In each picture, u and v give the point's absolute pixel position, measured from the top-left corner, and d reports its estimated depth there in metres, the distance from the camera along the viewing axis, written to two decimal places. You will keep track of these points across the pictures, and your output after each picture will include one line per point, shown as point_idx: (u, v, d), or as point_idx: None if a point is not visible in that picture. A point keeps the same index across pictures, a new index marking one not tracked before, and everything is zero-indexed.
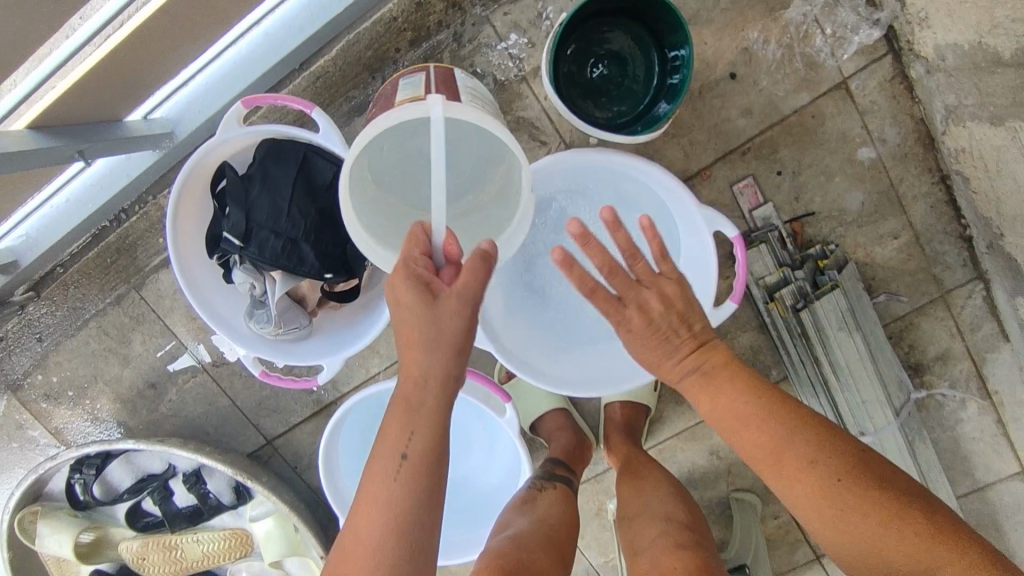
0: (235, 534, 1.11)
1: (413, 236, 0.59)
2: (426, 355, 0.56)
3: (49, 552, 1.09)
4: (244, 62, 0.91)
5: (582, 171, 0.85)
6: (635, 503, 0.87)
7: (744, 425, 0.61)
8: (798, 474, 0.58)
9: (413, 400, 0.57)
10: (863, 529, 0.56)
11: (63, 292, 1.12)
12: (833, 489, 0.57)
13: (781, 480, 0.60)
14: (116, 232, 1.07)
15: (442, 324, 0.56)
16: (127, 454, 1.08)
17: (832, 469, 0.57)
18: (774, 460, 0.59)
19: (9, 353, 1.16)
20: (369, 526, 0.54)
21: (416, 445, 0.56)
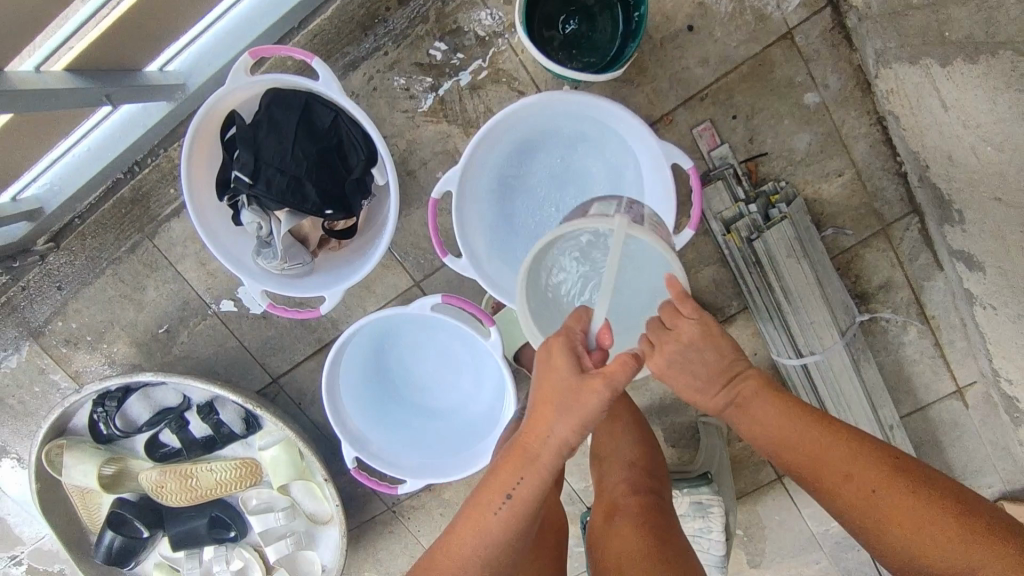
0: (245, 464, 1.20)
1: (576, 316, 0.69)
2: (559, 412, 0.66)
3: (74, 483, 1.18)
4: (247, 20, 1.00)
5: (555, 113, 0.94)
6: (608, 441, 0.96)
7: (790, 450, 0.67)
8: (836, 487, 0.64)
9: (529, 450, 0.68)
10: (907, 532, 0.61)
11: (81, 242, 1.21)
12: (867, 498, 0.62)
13: (828, 493, 0.65)
14: (130, 183, 1.17)
15: (584, 398, 0.65)
16: (146, 388, 1.19)
17: (865, 481, 0.63)
18: (817, 475, 0.65)
19: (31, 302, 1.25)
20: (477, 535, 0.68)
21: (522, 488, 0.67)
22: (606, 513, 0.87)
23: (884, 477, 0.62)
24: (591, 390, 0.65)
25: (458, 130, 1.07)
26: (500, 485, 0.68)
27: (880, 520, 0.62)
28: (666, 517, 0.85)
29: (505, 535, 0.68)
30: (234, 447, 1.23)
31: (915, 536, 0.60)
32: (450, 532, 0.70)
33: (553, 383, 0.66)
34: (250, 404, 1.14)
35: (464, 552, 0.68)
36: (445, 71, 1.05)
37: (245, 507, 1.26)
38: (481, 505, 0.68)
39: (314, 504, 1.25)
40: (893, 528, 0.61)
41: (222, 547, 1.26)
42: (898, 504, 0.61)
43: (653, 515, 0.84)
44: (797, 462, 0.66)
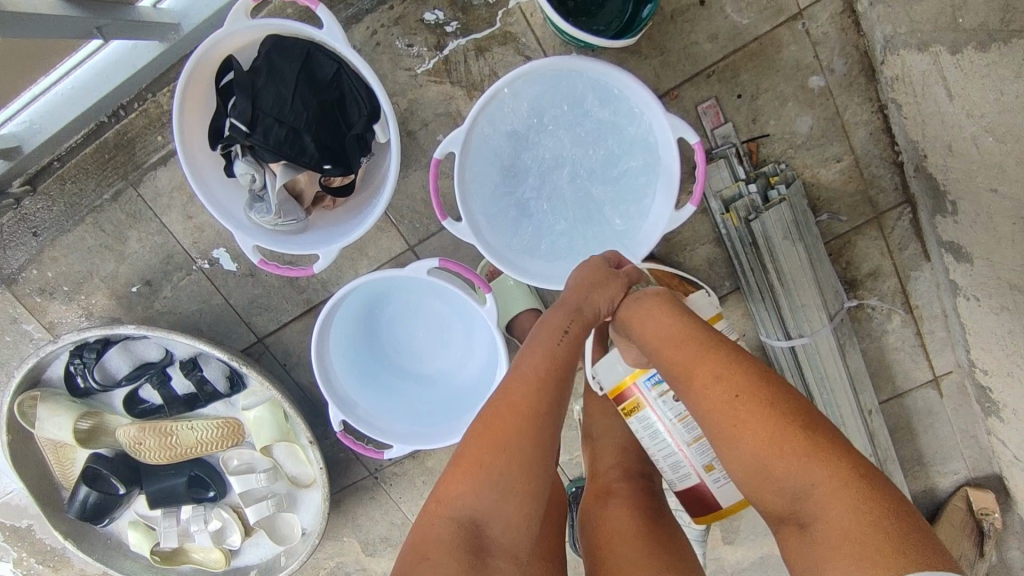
0: (228, 423, 1.18)
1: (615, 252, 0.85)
2: (601, 292, 0.76)
3: (48, 436, 1.15)
4: None
5: (576, 71, 0.91)
6: (602, 421, 0.97)
7: (669, 345, 0.69)
8: (703, 391, 0.66)
9: (581, 304, 0.75)
10: (757, 444, 0.62)
11: (60, 188, 1.16)
12: (729, 401, 0.64)
13: (692, 391, 0.67)
14: (114, 128, 1.12)
15: (616, 290, 0.77)
16: (126, 341, 1.14)
17: (733, 387, 0.64)
18: (686, 373, 0.67)
19: (5, 247, 1.20)
20: (535, 369, 0.71)
21: (574, 328, 0.74)
22: (596, 495, 0.87)
23: (753, 389, 0.63)
24: (621, 287, 0.77)
25: (461, 92, 1.05)
26: (553, 328, 0.74)
27: (731, 423, 0.64)
28: (660, 499, 0.87)
29: (565, 364, 0.73)
30: (217, 406, 1.20)
31: (767, 448, 0.62)
32: (507, 377, 0.72)
33: (593, 271, 0.78)
34: (236, 362, 1.12)
35: (532, 381, 0.70)
36: (450, 30, 1.02)
37: (225, 469, 1.22)
38: (540, 345, 0.73)
39: (296, 467, 1.23)
40: (752, 441, 0.62)
41: (200, 508, 1.24)
42: (759, 414, 0.62)
43: (646, 498, 0.86)
44: (675, 361, 0.68)
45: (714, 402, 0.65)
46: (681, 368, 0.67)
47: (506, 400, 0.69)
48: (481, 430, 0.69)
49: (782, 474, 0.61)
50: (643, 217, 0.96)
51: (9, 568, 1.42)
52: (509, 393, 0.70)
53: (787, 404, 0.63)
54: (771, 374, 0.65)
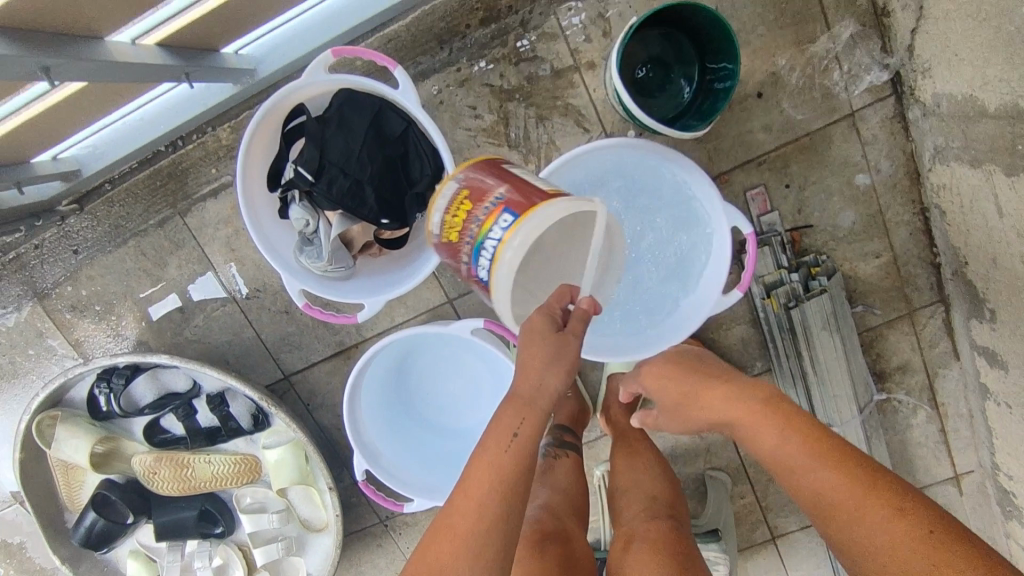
0: (246, 459, 1.16)
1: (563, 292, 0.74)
2: (547, 368, 0.69)
3: (63, 457, 1.14)
4: (335, 15, 0.99)
5: (647, 157, 0.94)
6: (628, 478, 0.97)
7: (763, 429, 0.71)
8: (804, 479, 0.65)
9: (527, 395, 0.69)
10: (874, 533, 0.58)
11: (107, 210, 1.17)
12: (832, 486, 0.63)
13: (797, 483, 0.66)
14: (170, 157, 1.13)
15: (564, 353, 0.70)
16: (155, 369, 1.14)
17: (845, 472, 0.63)
18: (785, 460, 0.68)
19: (43, 262, 1.20)
20: (478, 483, 0.64)
21: (525, 428, 0.67)
22: (625, 541, 0.87)
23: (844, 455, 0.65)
24: (575, 347, 0.71)
25: (517, 156, 1.07)
26: (502, 430, 0.67)
27: (841, 511, 0.61)
28: (689, 546, 0.85)
29: (514, 470, 0.65)
30: (237, 441, 1.18)
31: (883, 539, 0.58)
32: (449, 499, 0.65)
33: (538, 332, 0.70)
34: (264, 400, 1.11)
35: (477, 497, 0.63)
36: (513, 96, 1.05)
37: (236, 506, 1.20)
38: (488, 447, 0.66)
39: (310, 510, 1.20)
40: (873, 528, 0.59)
41: (206, 543, 1.21)
42: (869, 500, 0.60)
43: (675, 540, 0.84)
44: (772, 452, 0.69)
45: (820, 488, 0.64)
46: (761, 439, 0.71)
47: (444, 524, 0.62)
48: (436, 536, 0.62)
49: (905, 564, 0.56)
50: (681, 308, 0.98)
51: None
52: (450, 513, 0.63)
53: (868, 462, 0.64)
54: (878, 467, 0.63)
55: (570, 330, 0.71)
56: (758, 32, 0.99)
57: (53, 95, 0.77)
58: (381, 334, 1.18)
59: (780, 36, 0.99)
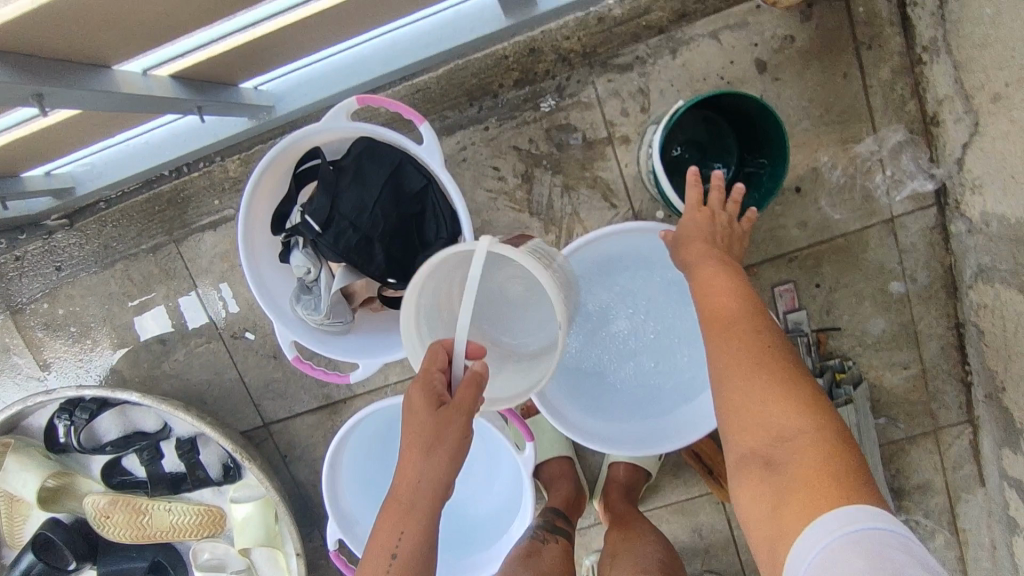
0: (210, 511, 1.07)
1: (435, 356, 0.65)
2: (422, 465, 0.64)
3: (9, 489, 1.04)
4: (366, 61, 0.94)
5: None
6: (621, 547, 0.88)
7: (705, 292, 0.66)
8: (725, 332, 0.62)
9: (405, 502, 0.65)
10: (767, 379, 0.57)
11: (98, 229, 1.11)
12: (751, 338, 0.60)
13: (719, 337, 0.62)
14: (172, 183, 1.08)
15: (444, 439, 0.64)
16: (125, 405, 1.06)
17: (766, 340, 0.60)
18: (712, 317, 0.64)
19: (23, 275, 1.14)
20: None
21: (405, 545, 0.63)
22: None
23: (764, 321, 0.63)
24: (457, 429, 0.64)
25: (538, 223, 1.02)
26: (381, 547, 0.64)
27: (748, 358, 0.59)
28: None
29: None
30: (201, 491, 1.09)
31: (768, 386, 0.57)
32: None
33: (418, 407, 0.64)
34: (236, 451, 1.02)
35: None
36: (540, 162, 1.00)
37: (191, 561, 1.10)
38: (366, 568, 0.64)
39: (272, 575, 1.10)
40: (764, 377, 0.57)
41: None
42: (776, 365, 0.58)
43: None
44: (706, 310, 0.65)
45: (731, 345, 0.61)
46: (694, 248, 0.70)
47: None
48: None
49: (775, 418, 0.55)
50: (697, 401, 0.91)
51: None
52: None
53: (774, 342, 0.61)
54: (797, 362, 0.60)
55: (453, 403, 0.64)
56: (802, 125, 0.95)
57: (42, 120, 0.71)
58: (371, 392, 1.10)
59: (824, 133, 0.95)
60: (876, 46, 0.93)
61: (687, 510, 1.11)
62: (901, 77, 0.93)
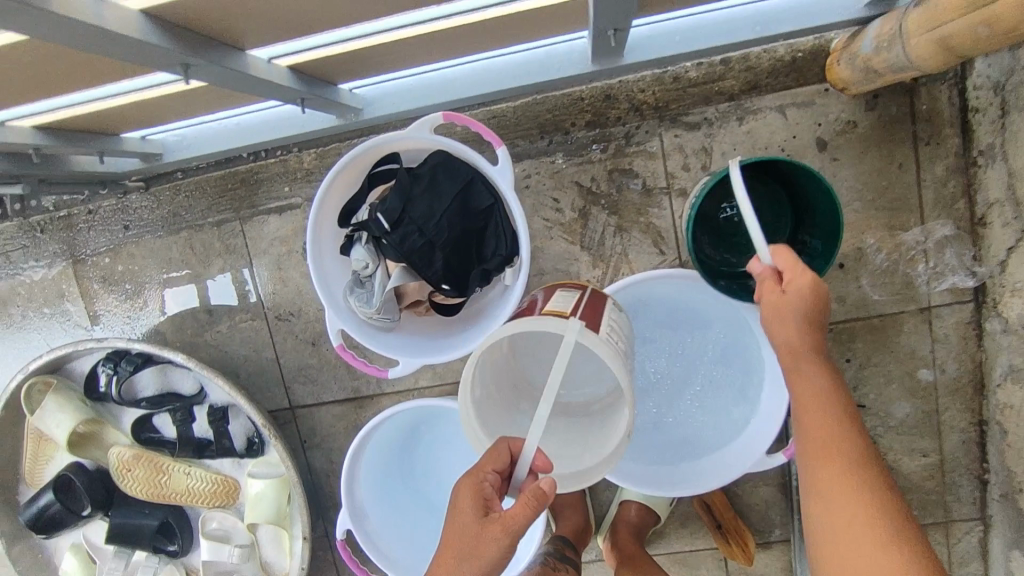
0: (226, 482, 1.09)
1: (497, 454, 0.72)
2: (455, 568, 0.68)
3: (42, 428, 1.08)
4: (454, 82, 1.00)
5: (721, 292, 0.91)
6: None
7: (806, 404, 0.66)
8: (819, 455, 0.63)
9: None
10: (851, 514, 0.58)
11: (171, 196, 1.18)
12: (846, 464, 0.61)
13: (815, 457, 0.63)
14: (248, 165, 1.15)
15: (483, 549, 0.67)
16: (166, 365, 1.10)
17: (857, 469, 0.60)
18: (811, 438, 0.64)
19: (92, 228, 1.21)
20: None
21: None
22: None
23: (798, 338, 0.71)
24: (497, 543, 0.67)
25: (587, 257, 1.07)
26: None
27: (839, 483, 0.60)
28: None
29: None
30: (221, 462, 1.12)
31: (850, 519, 0.58)
32: None
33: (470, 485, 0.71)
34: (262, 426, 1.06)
35: None
36: (598, 201, 1.05)
37: (199, 528, 1.12)
38: None
39: (273, 555, 1.11)
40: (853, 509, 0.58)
41: (154, 558, 1.12)
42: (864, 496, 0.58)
43: None
44: (804, 426, 0.66)
45: (826, 468, 0.62)
46: (786, 327, 0.69)
47: None
48: None
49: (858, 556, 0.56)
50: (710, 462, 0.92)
51: None
52: None
53: (875, 477, 0.60)
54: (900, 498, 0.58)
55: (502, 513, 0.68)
56: (853, 205, 0.99)
57: (165, 87, 0.76)
58: (399, 393, 1.14)
59: (874, 216, 0.99)
60: (934, 143, 0.96)
61: (688, 560, 1.11)
62: (955, 176, 0.96)
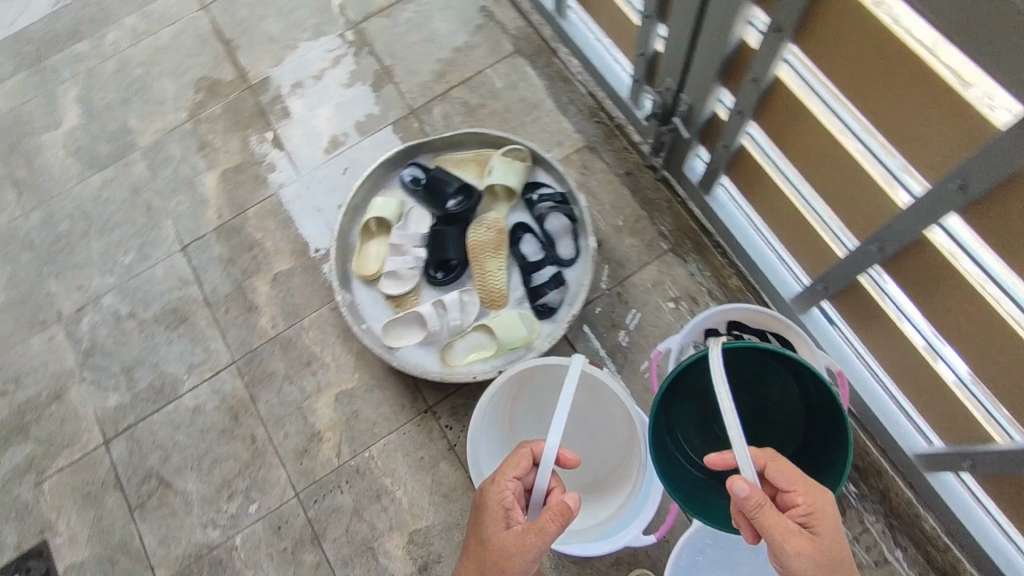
0: (504, 297, 1.47)
1: (523, 458, 1.05)
2: (520, 539, 0.95)
3: (493, 165, 1.55)
4: (850, 367, 1.36)
5: None
6: None
7: (762, 510, 0.87)
8: (777, 531, 0.87)
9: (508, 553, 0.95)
10: (807, 538, 0.87)
11: (662, 195, 1.67)
12: (798, 532, 0.87)
13: (778, 535, 0.87)
14: (708, 241, 1.60)
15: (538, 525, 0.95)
16: (569, 228, 1.51)
17: (795, 528, 0.88)
18: (771, 522, 0.87)
19: (613, 152, 1.74)
20: None
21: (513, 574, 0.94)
22: None
23: (798, 507, 0.92)
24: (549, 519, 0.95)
25: None
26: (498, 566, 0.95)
27: (791, 539, 0.87)
28: None
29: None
30: (522, 289, 1.49)
31: (807, 551, 0.86)
32: None
33: (497, 487, 1.03)
34: (567, 311, 1.42)
35: None
36: None
37: (459, 289, 1.48)
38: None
39: (461, 349, 1.45)
40: (797, 546, 0.87)
41: (421, 264, 1.51)
42: (807, 537, 0.87)
43: None
44: (768, 516, 0.87)
45: (785, 534, 0.87)
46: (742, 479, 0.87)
47: None
48: None
49: (829, 549, 0.87)
50: None
51: (351, 116, 1.88)
52: None
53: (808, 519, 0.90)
54: (824, 515, 0.90)
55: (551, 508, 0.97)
56: None
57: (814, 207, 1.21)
58: None
59: None
60: None
61: None
62: None
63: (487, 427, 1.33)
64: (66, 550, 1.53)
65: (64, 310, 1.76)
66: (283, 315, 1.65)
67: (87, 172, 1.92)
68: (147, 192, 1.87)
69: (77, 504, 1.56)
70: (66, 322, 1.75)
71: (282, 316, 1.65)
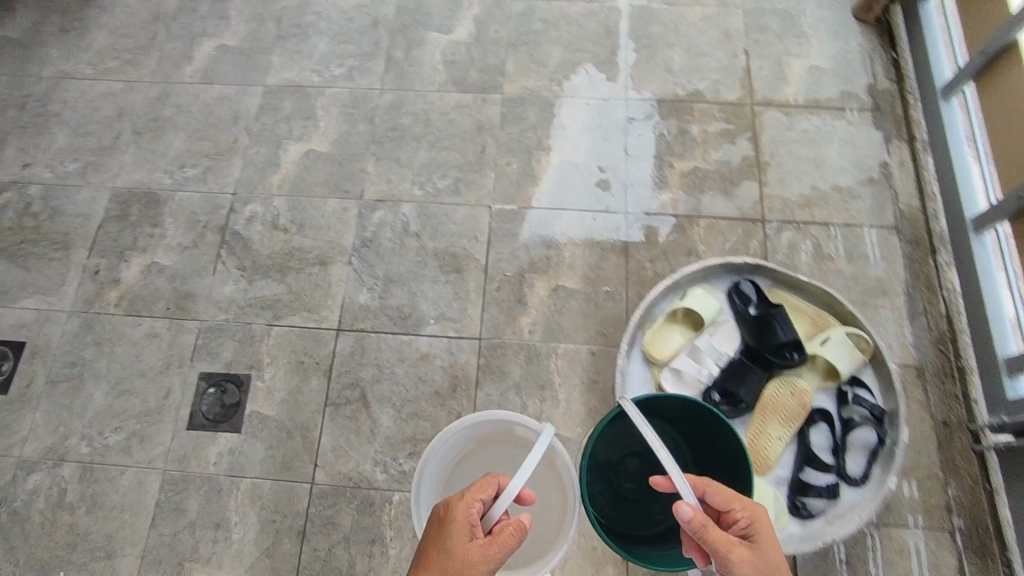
0: (768, 470, 1.37)
1: (489, 488, 1.06)
2: (479, 557, 0.99)
3: (831, 337, 1.41)
4: None
5: None
6: None
7: (710, 528, 0.98)
8: (725, 545, 0.98)
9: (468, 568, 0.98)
10: (757, 557, 0.98)
11: (972, 469, 1.45)
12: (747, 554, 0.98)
13: (731, 553, 0.97)
14: (992, 549, 1.39)
15: (497, 540, 1.00)
16: (870, 447, 1.36)
17: (737, 544, 0.99)
18: (720, 539, 0.98)
19: (943, 390, 1.52)
20: None
21: None
22: None
23: (737, 522, 1.04)
24: (507, 539, 1.00)
25: None
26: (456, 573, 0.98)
27: (738, 551, 0.98)
28: None
29: None
30: (790, 473, 1.38)
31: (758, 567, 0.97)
32: None
33: (466, 505, 1.04)
34: (824, 529, 1.28)
35: None
36: None
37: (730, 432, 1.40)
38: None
39: None
40: (747, 559, 0.97)
41: (707, 384, 1.43)
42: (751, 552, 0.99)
43: None
44: (716, 535, 0.98)
45: (732, 548, 0.98)
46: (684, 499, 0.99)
47: None
48: None
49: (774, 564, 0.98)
50: None
51: (705, 180, 1.77)
52: None
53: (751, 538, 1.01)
54: (759, 531, 1.02)
55: (506, 532, 1.01)
56: None
57: None
58: None
59: None
60: None
61: None
62: None
63: (434, 476, 1.29)
64: (259, 398, 1.63)
65: (366, 193, 1.84)
66: (544, 329, 1.62)
67: (445, 86, 1.97)
68: (487, 135, 1.88)
69: (288, 365, 1.66)
70: (363, 205, 1.82)
71: (543, 329, 1.62)
